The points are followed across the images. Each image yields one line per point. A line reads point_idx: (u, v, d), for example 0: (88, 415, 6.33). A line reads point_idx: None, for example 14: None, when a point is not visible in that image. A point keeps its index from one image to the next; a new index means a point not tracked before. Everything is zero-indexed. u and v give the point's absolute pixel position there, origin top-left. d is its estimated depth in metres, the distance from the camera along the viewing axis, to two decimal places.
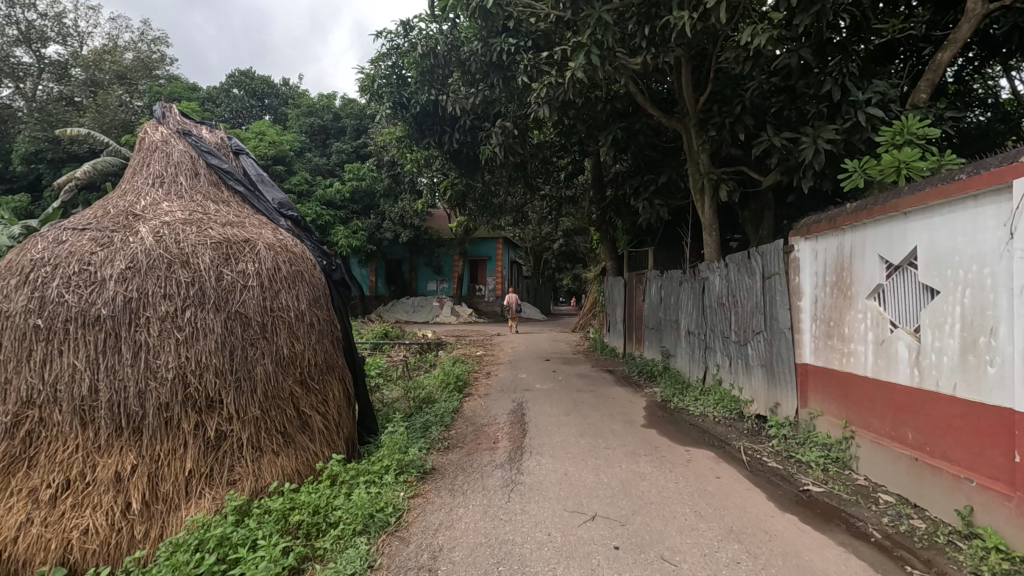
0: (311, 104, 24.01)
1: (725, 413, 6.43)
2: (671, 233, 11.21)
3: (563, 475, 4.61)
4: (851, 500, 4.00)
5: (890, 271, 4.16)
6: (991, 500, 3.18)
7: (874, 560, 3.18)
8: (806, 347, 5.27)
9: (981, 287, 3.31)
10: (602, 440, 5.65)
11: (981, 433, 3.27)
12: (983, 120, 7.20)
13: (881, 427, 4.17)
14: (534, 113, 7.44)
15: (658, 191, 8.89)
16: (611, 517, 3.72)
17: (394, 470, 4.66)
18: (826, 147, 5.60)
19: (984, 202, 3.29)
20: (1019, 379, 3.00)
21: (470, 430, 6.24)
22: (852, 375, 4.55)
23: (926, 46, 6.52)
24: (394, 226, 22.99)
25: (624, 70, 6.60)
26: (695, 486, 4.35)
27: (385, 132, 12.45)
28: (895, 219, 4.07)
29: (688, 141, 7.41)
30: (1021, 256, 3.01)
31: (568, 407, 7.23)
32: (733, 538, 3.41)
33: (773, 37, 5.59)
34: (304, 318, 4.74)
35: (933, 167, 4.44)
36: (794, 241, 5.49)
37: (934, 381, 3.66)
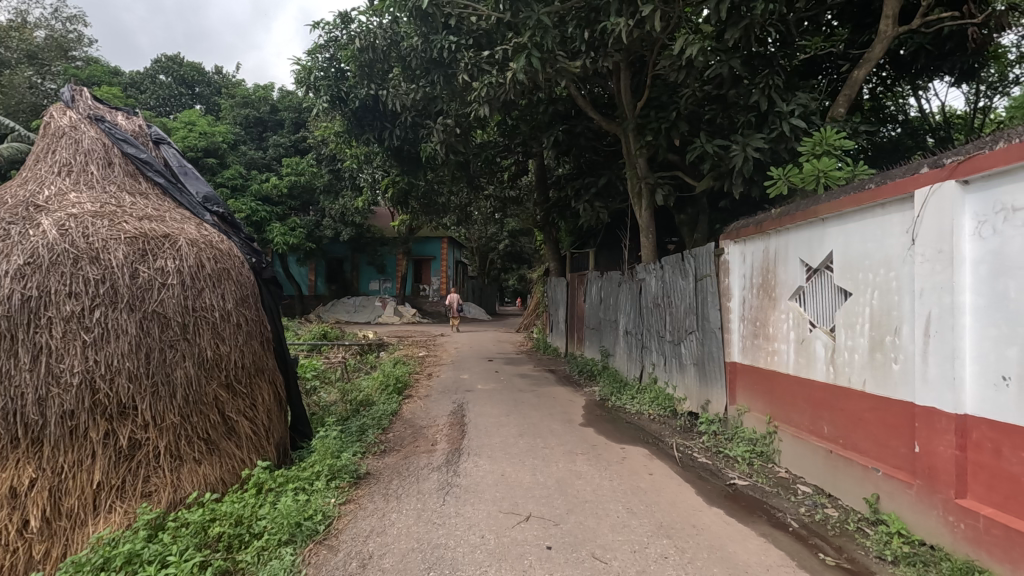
0: (246, 94, 22.83)
1: (659, 410, 6.63)
2: (612, 235, 11.46)
3: (499, 476, 4.59)
4: (773, 492, 4.20)
5: (810, 274, 4.40)
6: (895, 488, 3.39)
7: (791, 549, 3.34)
8: (735, 346, 5.49)
9: (887, 289, 3.54)
10: (540, 440, 5.67)
11: (888, 425, 3.49)
12: (894, 134, 7.76)
13: (801, 422, 4.40)
14: (475, 112, 7.41)
15: (599, 194, 9.06)
16: (545, 517, 3.73)
17: (326, 475, 4.49)
18: (754, 155, 5.86)
19: (891, 210, 3.53)
20: (920, 375, 3.22)
21: (408, 433, 6.13)
22: (776, 373, 4.78)
23: (844, 63, 6.95)
24: (335, 224, 22.36)
25: (564, 72, 6.66)
26: (628, 483, 4.45)
27: (324, 127, 12.10)
28: (815, 225, 4.30)
29: (626, 145, 7.59)
30: (922, 260, 3.24)
31: (509, 408, 7.24)
32: (662, 533, 3.50)
33: (704, 47, 5.79)
34: (230, 318, 4.49)
35: (848, 176, 4.73)
36: (724, 245, 5.72)
37: (846, 378, 3.90)
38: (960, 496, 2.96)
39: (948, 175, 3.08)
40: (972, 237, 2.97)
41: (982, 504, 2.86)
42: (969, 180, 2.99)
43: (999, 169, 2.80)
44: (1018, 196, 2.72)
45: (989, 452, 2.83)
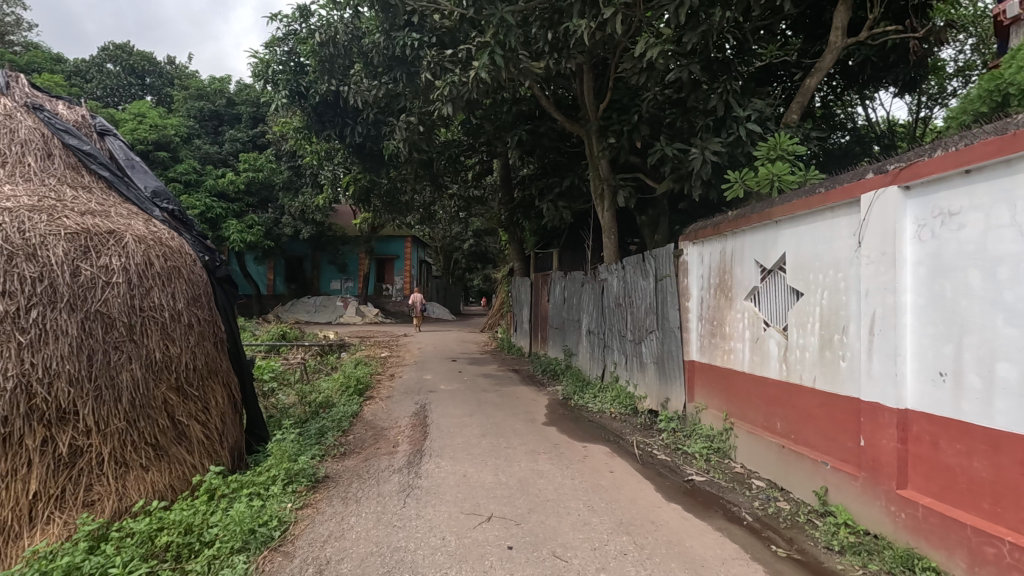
0: (201, 87, 22.01)
1: (621, 408, 6.72)
2: (575, 235, 11.56)
3: (461, 477, 4.56)
4: (728, 487, 4.32)
5: (765, 275, 4.54)
6: (842, 480, 3.53)
7: (745, 542, 3.43)
8: (693, 345, 5.62)
9: (836, 290, 3.68)
10: (502, 439, 5.67)
11: (836, 420, 3.63)
12: (843, 141, 8.09)
13: (756, 419, 4.53)
14: (438, 110, 7.35)
15: (562, 194, 9.12)
16: (506, 517, 3.73)
17: (282, 480, 4.37)
18: (712, 158, 6.00)
19: (839, 213, 3.68)
20: (865, 371, 3.36)
21: (369, 435, 6.03)
22: (732, 370, 4.91)
23: (797, 71, 7.21)
24: (294, 222, 21.82)
25: (528, 72, 6.68)
26: (590, 481, 4.49)
27: (283, 122, 11.79)
28: (769, 227, 4.44)
29: (589, 147, 7.67)
30: (867, 262, 3.38)
31: (472, 408, 7.21)
32: (622, 530, 3.54)
33: (665, 51, 5.89)
34: (181, 319, 4.31)
35: (801, 180, 4.90)
36: (683, 246, 5.84)
37: (798, 375, 4.03)
38: (901, 487, 3.11)
39: (892, 181, 3.22)
40: (913, 240, 3.12)
41: (922, 494, 3.01)
42: (910, 185, 3.14)
43: (937, 176, 2.94)
44: (955, 201, 2.87)
45: (928, 445, 2.98)
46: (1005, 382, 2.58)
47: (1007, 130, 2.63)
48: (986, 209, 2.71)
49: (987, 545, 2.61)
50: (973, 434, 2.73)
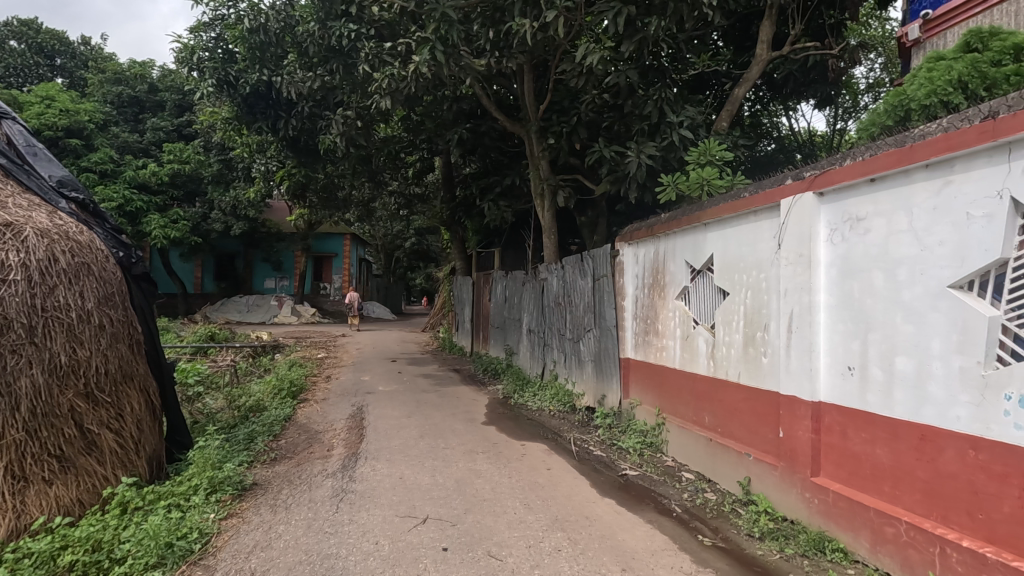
0: (119, 70, 20.45)
1: (559, 406, 6.82)
2: (516, 235, 11.61)
3: (398, 479, 4.48)
4: (659, 480, 4.47)
5: (695, 275, 4.73)
6: (763, 470, 3.72)
7: (674, 533, 3.55)
8: (628, 343, 5.77)
9: (758, 290, 3.88)
10: (441, 440, 5.63)
11: (759, 413, 3.82)
12: (769, 149, 8.52)
13: (686, 413, 4.72)
14: (376, 104, 7.17)
15: (503, 194, 9.14)
16: (442, 518, 3.69)
17: (205, 489, 4.12)
18: (647, 162, 6.19)
19: (762, 217, 3.88)
20: (784, 367, 3.56)
21: (302, 439, 5.82)
22: (664, 367, 5.08)
23: (728, 81, 7.55)
24: (225, 217, 20.74)
25: (469, 70, 6.63)
26: (527, 479, 4.52)
27: (211, 112, 11.18)
28: (698, 229, 4.63)
29: (529, 147, 7.72)
30: (786, 263, 3.58)
31: (411, 409, 7.10)
32: (557, 527, 3.58)
33: (604, 57, 5.99)
34: (90, 319, 3.96)
35: (728, 185, 5.13)
36: (620, 247, 5.99)
37: (724, 371, 4.23)
38: (815, 475, 3.32)
39: (808, 187, 3.43)
40: (826, 242, 3.32)
41: (832, 481, 3.22)
42: (823, 192, 3.35)
43: (847, 182, 3.15)
44: (862, 206, 3.08)
45: (838, 434, 3.19)
46: (904, 375, 2.80)
47: (907, 142, 2.85)
48: (888, 215, 2.92)
49: (887, 525, 2.82)
50: (877, 424, 2.95)
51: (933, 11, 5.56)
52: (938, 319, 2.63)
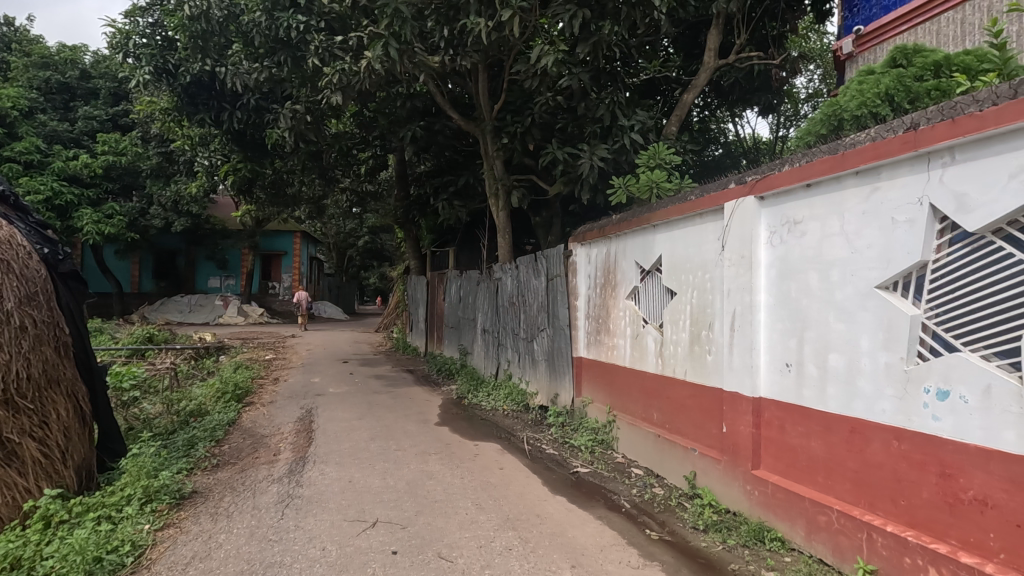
0: (46, 54, 19.10)
1: (513, 406, 6.84)
2: (471, 234, 11.57)
3: (347, 483, 4.38)
4: (610, 477, 4.55)
5: (644, 275, 4.84)
6: (708, 464, 3.85)
7: (623, 528, 3.63)
8: (581, 342, 5.85)
9: (704, 290, 4.01)
10: (393, 442, 5.54)
11: (704, 409, 3.95)
12: (717, 154, 8.81)
13: (636, 410, 4.82)
14: (326, 98, 6.99)
15: (457, 193, 9.11)
16: (392, 521, 3.64)
17: (139, 499, 3.91)
18: (599, 164, 6.30)
19: (707, 220, 4.01)
20: (727, 364, 3.69)
21: (247, 443, 5.62)
22: (615, 366, 5.17)
23: (677, 87, 7.77)
24: (165, 213, 19.77)
25: (423, 67, 6.56)
26: (479, 479, 4.51)
27: (149, 102, 10.62)
28: (648, 230, 4.74)
29: (484, 146, 7.71)
30: (729, 264, 3.71)
31: (362, 411, 6.96)
32: (508, 526, 3.59)
33: (558, 58, 5.99)
34: (10, 321, 3.68)
35: (676, 188, 5.28)
36: (573, 247, 6.06)
37: (671, 368, 4.34)
38: (755, 468, 3.45)
39: (749, 191, 3.57)
40: (766, 244, 3.47)
41: (771, 473, 3.36)
42: (763, 196, 3.49)
43: (785, 188, 3.30)
44: (798, 211, 3.23)
45: (776, 428, 3.34)
46: (836, 371, 2.95)
47: (839, 150, 3.00)
48: (822, 218, 3.08)
49: (821, 514, 2.96)
50: (812, 418, 3.09)
51: (865, 27, 5.89)
52: (867, 318, 2.79)
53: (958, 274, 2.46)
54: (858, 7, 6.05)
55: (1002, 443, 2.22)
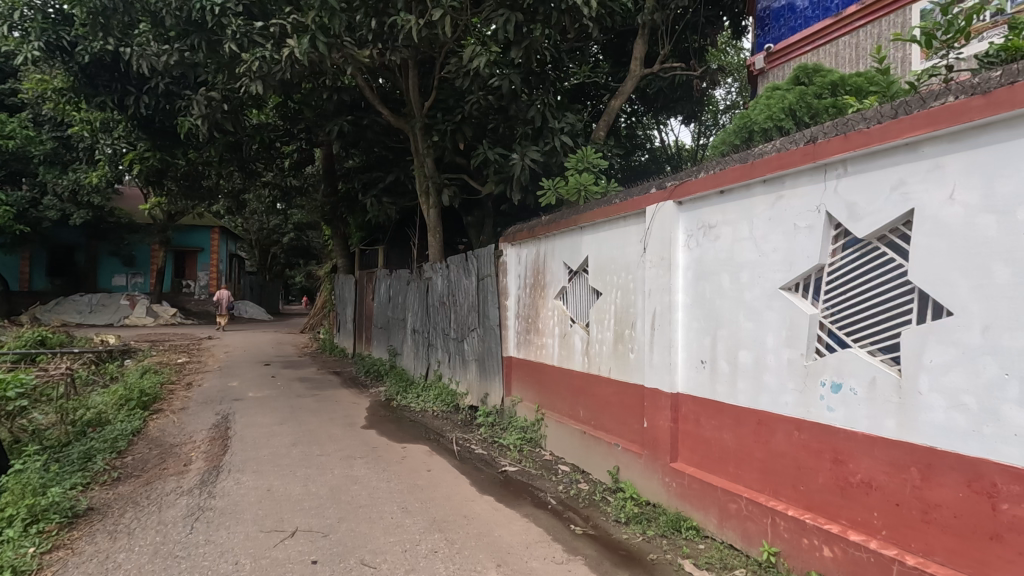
0: None
1: (442, 406, 6.79)
2: (401, 233, 11.37)
3: (265, 491, 4.17)
4: (537, 475, 4.62)
5: (571, 275, 4.94)
6: (630, 459, 3.98)
7: (548, 524, 3.68)
8: (510, 342, 5.89)
9: (627, 290, 4.14)
10: (316, 447, 5.34)
11: (626, 405, 4.09)
12: (643, 159, 9.14)
13: (563, 408, 4.91)
14: (245, 87, 6.62)
15: (387, 190, 8.92)
16: (313, 530, 3.50)
17: (23, 520, 3.53)
18: (530, 165, 6.37)
19: (630, 223, 4.15)
20: (648, 361, 3.84)
21: (154, 454, 5.22)
22: (544, 365, 5.25)
23: (605, 93, 7.99)
24: (61, 204, 18.03)
25: (352, 61, 6.35)
26: (406, 482, 4.43)
27: (40, 80, 9.62)
28: (575, 232, 4.84)
29: (414, 143, 7.59)
30: (651, 266, 3.86)
31: (284, 415, 6.66)
32: (434, 528, 3.55)
33: (489, 59, 6.00)
34: None
35: (602, 191, 5.43)
36: (503, 247, 6.09)
37: (597, 366, 4.46)
38: (673, 461, 3.61)
39: (669, 196, 3.72)
40: (683, 247, 3.64)
41: (687, 465, 3.53)
42: (682, 202, 3.65)
43: (701, 194, 3.47)
44: (712, 216, 3.41)
45: (692, 422, 3.51)
46: (745, 367, 3.14)
47: (748, 159, 3.20)
48: (733, 223, 3.26)
49: (731, 502, 3.14)
50: (724, 411, 3.28)
51: (775, 45, 6.32)
52: (772, 317, 2.99)
53: (849, 277, 2.67)
54: (769, 26, 6.47)
55: (885, 430, 2.44)
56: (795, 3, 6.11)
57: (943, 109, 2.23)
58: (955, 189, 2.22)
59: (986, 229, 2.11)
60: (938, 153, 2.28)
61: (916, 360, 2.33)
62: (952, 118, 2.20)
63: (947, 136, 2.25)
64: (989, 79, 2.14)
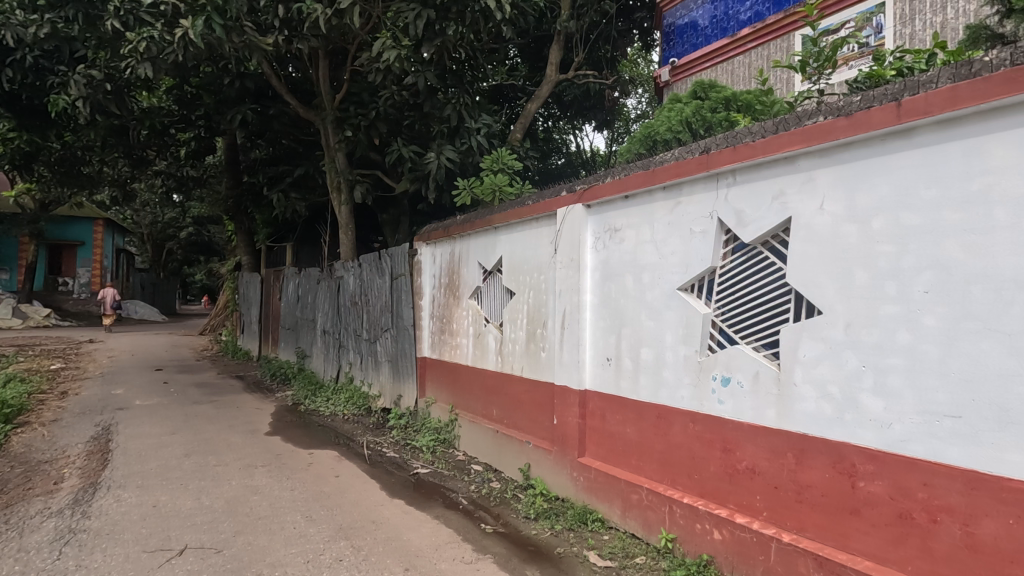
0: None
1: (353, 409, 6.58)
2: (312, 230, 10.88)
3: (150, 508, 3.83)
4: (449, 475, 4.59)
5: (486, 275, 4.96)
6: (540, 456, 4.06)
7: (458, 525, 3.67)
8: (425, 342, 5.82)
9: (539, 290, 4.23)
10: (212, 457, 4.98)
11: (538, 403, 4.16)
12: (559, 163, 9.35)
13: (477, 407, 4.92)
14: (131, 67, 6.04)
15: (295, 185, 8.51)
16: (204, 546, 3.26)
17: None
18: (445, 164, 6.33)
19: (542, 224, 4.23)
20: (558, 360, 3.93)
21: (16, 472, 4.64)
22: (458, 365, 5.23)
23: (523, 96, 8.12)
24: None
25: (254, 47, 5.99)
26: (312, 489, 4.24)
27: None
28: (489, 232, 4.87)
29: (325, 137, 7.30)
30: (561, 266, 3.96)
31: (177, 424, 6.16)
32: (340, 536, 3.42)
33: (402, 55, 5.89)
34: None
35: (517, 193, 5.49)
36: (418, 246, 6.00)
37: (510, 365, 4.51)
38: (581, 456, 3.73)
39: (578, 199, 3.84)
40: (592, 249, 3.77)
41: (594, 459, 3.66)
42: (590, 205, 3.78)
43: (608, 198, 3.61)
44: (618, 219, 3.56)
45: (599, 418, 3.64)
46: (647, 364, 3.30)
47: (650, 166, 3.37)
48: (637, 227, 3.42)
49: (633, 493, 3.29)
50: (627, 406, 3.42)
51: (679, 60, 6.70)
52: (670, 316, 3.16)
53: (736, 279, 2.88)
54: (673, 42, 6.85)
55: (766, 419, 2.66)
56: (697, 22, 6.51)
57: (815, 127, 2.46)
58: (824, 200, 2.46)
59: (849, 237, 2.36)
60: (811, 167, 2.52)
61: (792, 355, 2.56)
62: (821, 137, 2.44)
63: (818, 152, 2.49)
64: (850, 103, 2.39)
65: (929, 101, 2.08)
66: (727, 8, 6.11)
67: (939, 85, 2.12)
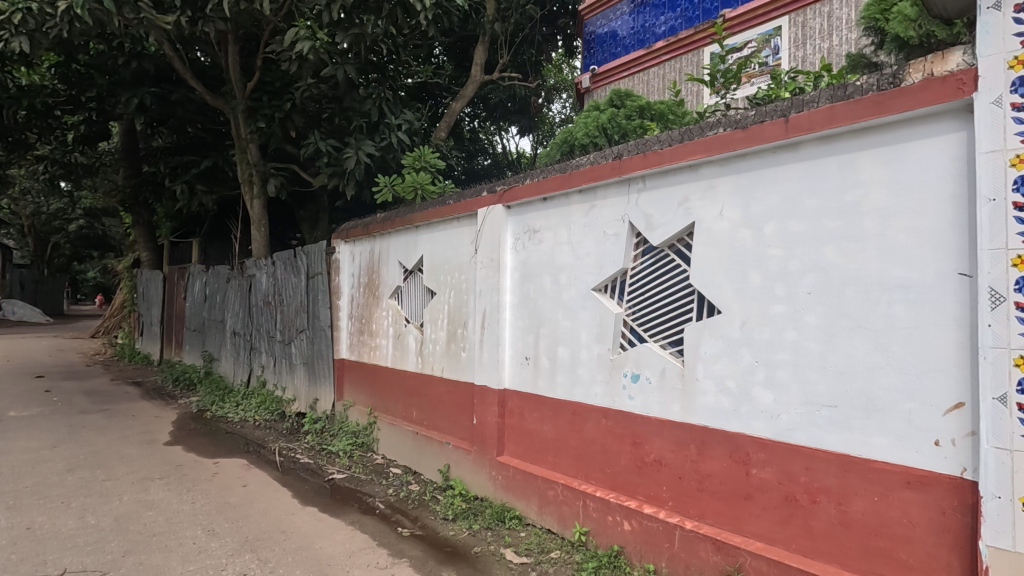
0: None
1: (265, 415, 6.25)
2: (222, 225, 10.23)
3: (23, 531, 3.44)
4: (366, 480, 4.47)
5: (406, 275, 4.88)
6: (460, 456, 4.05)
7: (375, 530, 3.59)
8: (343, 343, 5.63)
9: (459, 290, 4.21)
10: (101, 471, 4.55)
11: (458, 403, 4.15)
12: (484, 163, 9.36)
13: (396, 409, 4.82)
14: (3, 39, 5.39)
15: (202, 176, 7.96)
16: (86, 570, 2.97)
17: None
18: (365, 160, 6.15)
19: (463, 224, 4.22)
20: (477, 359, 3.94)
21: None
22: (377, 366, 5.11)
23: (449, 95, 8.09)
24: None
25: (152, 26, 5.54)
26: (215, 501, 3.98)
27: None
28: (410, 231, 4.79)
29: (235, 127, 6.89)
30: (482, 266, 3.97)
31: (60, 436, 5.58)
32: (245, 549, 3.24)
33: (318, 45, 5.67)
34: None
35: (439, 191, 5.44)
36: (335, 243, 5.79)
37: (430, 366, 4.46)
38: (499, 454, 3.75)
39: (498, 200, 3.86)
40: (511, 249, 3.80)
41: (512, 457, 3.69)
42: (510, 206, 3.81)
43: (527, 199, 3.66)
44: (537, 220, 3.62)
45: (517, 416, 3.69)
46: (563, 362, 3.38)
47: (567, 169, 3.45)
48: (555, 228, 3.49)
49: (549, 489, 3.36)
50: (545, 404, 3.49)
51: (598, 67, 6.93)
52: (585, 315, 3.26)
53: (646, 280, 3.02)
54: (594, 50, 7.08)
55: (671, 414, 2.80)
56: (616, 32, 6.76)
57: (715, 138, 2.63)
58: (723, 207, 2.63)
59: (745, 241, 2.54)
60: (712, 175, 2.68)
61: (695, 352, 2.72)
62: (721, 147, 2.60)
63: (718, 161, 2.65)
64: (746, 117, 2.57)
65: (812, 118, 2.28)
66: (645, 22, 6.39)
67: (819, 105, 2.32)
